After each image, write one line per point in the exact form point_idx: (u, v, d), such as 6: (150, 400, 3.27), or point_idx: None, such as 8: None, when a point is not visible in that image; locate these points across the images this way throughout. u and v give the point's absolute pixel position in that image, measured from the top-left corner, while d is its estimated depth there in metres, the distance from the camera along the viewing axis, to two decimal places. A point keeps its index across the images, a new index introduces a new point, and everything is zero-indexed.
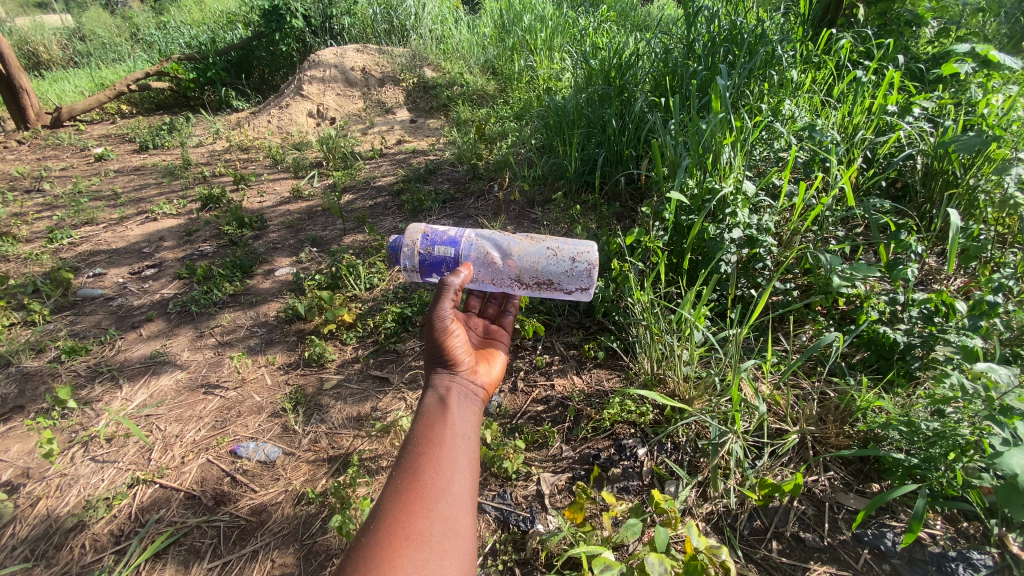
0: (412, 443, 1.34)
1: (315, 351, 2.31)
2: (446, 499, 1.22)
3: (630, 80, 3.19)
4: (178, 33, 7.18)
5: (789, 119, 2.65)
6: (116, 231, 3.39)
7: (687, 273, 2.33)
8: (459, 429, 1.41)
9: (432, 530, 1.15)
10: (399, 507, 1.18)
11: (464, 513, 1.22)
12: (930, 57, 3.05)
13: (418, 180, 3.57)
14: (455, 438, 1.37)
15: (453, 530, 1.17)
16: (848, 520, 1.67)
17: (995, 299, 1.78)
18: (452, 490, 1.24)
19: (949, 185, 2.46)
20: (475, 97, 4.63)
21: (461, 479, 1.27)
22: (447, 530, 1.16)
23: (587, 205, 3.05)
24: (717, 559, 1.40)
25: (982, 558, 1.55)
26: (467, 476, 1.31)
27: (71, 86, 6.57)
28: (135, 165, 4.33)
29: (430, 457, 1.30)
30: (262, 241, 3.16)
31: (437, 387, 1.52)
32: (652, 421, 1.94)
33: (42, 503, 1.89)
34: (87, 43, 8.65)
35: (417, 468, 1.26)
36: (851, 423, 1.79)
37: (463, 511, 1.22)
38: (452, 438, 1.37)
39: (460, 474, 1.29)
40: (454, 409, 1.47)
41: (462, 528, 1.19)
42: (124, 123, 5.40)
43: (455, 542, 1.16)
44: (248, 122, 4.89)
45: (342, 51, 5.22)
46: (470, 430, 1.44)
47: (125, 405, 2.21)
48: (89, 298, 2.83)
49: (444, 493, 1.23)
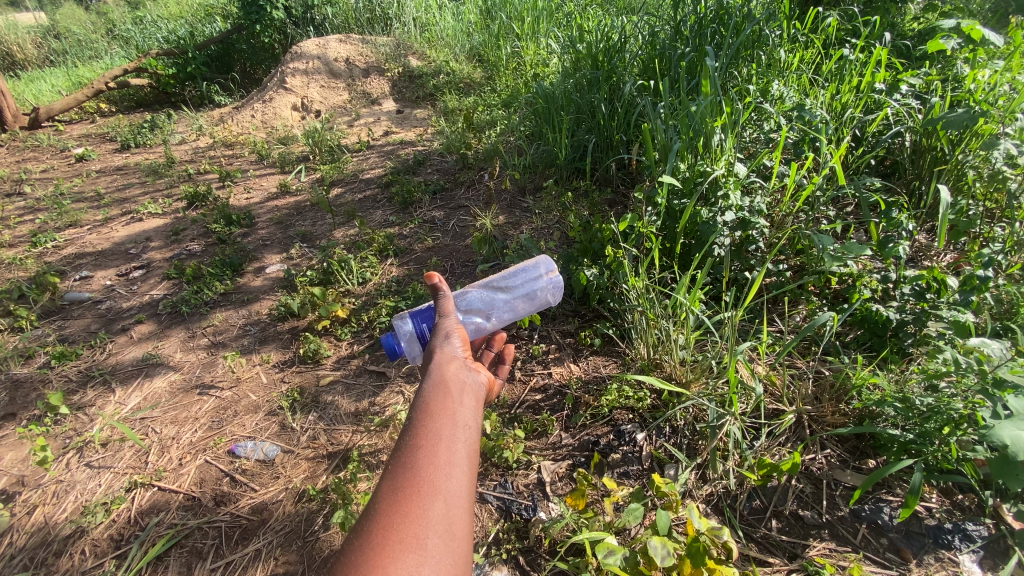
0: (407, 433, 1.23)
1: (310, 347, 2.29)
2: (446, 494, 1.11)
3: (618, 64, 3.16)
4: (155, 27, 7.00)
5: (778, 100, 2.64)
6: (101, 232, 3.33)
7: (681, 258, 2.33)
8: (461, 417, 1.30)
9: (428, 530, 1.04)
10: (393, 505, 1.07)
11: (461, 510, 1.12)
12: (915, 34, 3.04)
13: (407, 172, 3.53)
14: (454, 427, 1.25)
15: (451, 530, 1.07)
16: (845, 496, 1.69)
17: (986, 273, 1.83)
18: (450, 485, 1.13)
19: (938, 162, 2.47)
20: (462, 86, 4.58)
21: (459, 473, 1.16)
22: (444, 531, 1.06)
23: (578, 192, 3.04)
24: (719, 540, 1.41)
25: (977, 529, 1.58)
26: (466, 469, 1.20)
27: (48, 86, 6.41)
28: (118, 164, 4.24)
29: (427, 448, 1.18)
30: (251, 238, 3.12)
31: (434, 373, 1.41)
32: (650, 406, 1.94)
33: (40, 510, 1.87)
34: (62, 41, 8.44)
35: (413, 461, 1.15)
36: (847, 401, 1.81)
37: (460, 509, 1.12)
38: (451, 427, 1.25)
39: (459, 467, 1.18)
40: (454, 395, 1.35)
41: (459, 529, 1.09)
42: (104, 122, 5.28)
43: (452, 543, 1.05)
44: (231, 117, 4.81)
45: (324, 42, 5.13)
46: (470, 418, 1.32)
47: (119, 408, 2.19)
48: (76, 302, 2.78)
49: (442, 488, 1.12)
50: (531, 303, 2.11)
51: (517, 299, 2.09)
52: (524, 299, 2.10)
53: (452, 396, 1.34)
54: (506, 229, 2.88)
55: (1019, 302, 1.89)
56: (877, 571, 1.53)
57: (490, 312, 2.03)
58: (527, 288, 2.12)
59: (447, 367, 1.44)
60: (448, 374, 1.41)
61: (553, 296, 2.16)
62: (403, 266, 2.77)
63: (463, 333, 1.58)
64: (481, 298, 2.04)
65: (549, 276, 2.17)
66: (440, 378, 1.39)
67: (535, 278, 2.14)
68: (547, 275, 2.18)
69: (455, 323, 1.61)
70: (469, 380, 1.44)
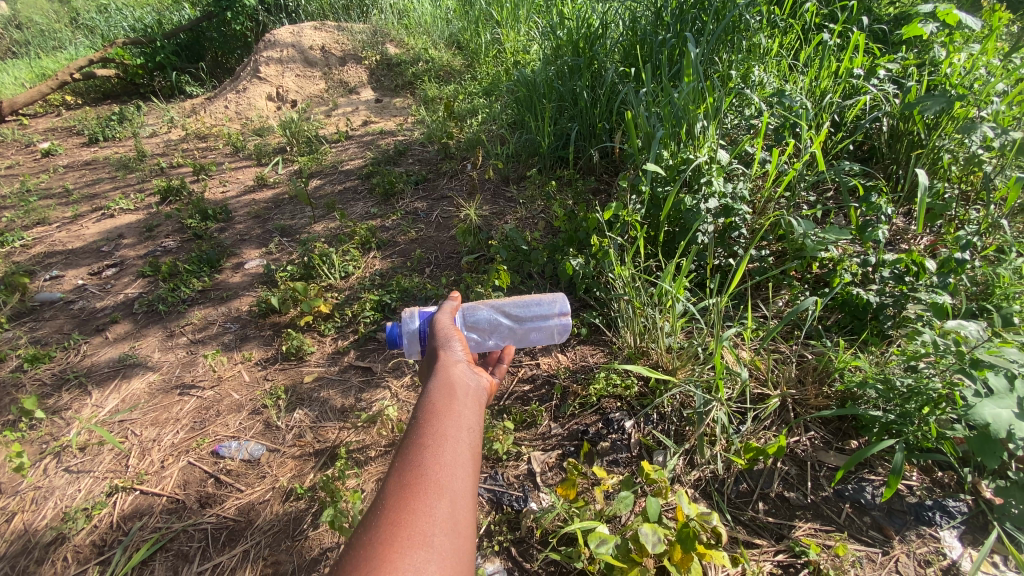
0: (412, 433, 1.22)
1: (293, 344, 2.24)
2: (450, 495, 1.09)
3: (599, 51, 3.13)
4: (120, 15, 6.73)
5: (759, 86, 2.65)
6: (71, 230, 3.21)
7: (665, 246, 2.34)
8: (465, 419, 1.28)
9: (434, 528, 1.02)
10: (399, 503, 1.05)
11: (465, 511, 1.10)
12: (892, 18, 3.07)
13: (387, 163, 3.47)
14: (458, 429, 1.24)
15: (456, 530, 1.05)
16: (829, 477, 1.73)
17: (963, 256, 1.88)
18: (454, 485, 1.12)
19: (915, 146, 2.52)
20: (442, 74, 4.51)
21: (464, 474, 1.15)
22: (450, 531, 1.04)
23: (562, 180, 3.03)
24: (709, 525, 1.43)
25: (956, 505, 1.63)
26: (470, 471, 1.18)
27: (9, 78, 6.14)
28: (86, 159, 4.09)
29: (432, 448, 1.17)
30: (229, 233, 3.05)
31: (438, 376, 1.40)
32: (638, 393, 1.96)
33: (18, 518, 1.81)
34: (23, 31, 8.07)
35: (419, 461, 1.14)
36: (829, 384, 1.85)
37: (465, 510, 1.10)
38: (455, 429, 1.24)
39: (463, 468, 1.16)
40: (457, 398, 1.34)
41: (463, 529, 1.07)
42: (71, 114, 5.08)
43: (457, 543, 1.03)
44: (204, 108, 4.66)
45: (298, 29, 4.98)
46: (473, 422, 1.31)
47: (96, 411, 2.13)
48: (47, 303, 2.69)
49: (447, 488, 1.10)
50: (533, 337, 2.05)
51: (520, 330, 2.03)
52: (527, 332, 2.04)
53: (455, 399, 1.33)
54: (490, 220, 2.85)
55: (993, 283, 1.94)
56: (861, 549, 1.57)
57: (490, 333, 2.00)
58: (535, 322, 2.04)
59: (450, 370, 1.43)
60: (451, 377, 1.40)
61: (557, 336, 2.08)
62: (386, 259, 2.73)
63: (465, 341, 1.59)
64: (488, 319, 1.99)
65: (560, 317, 2.05)
66: (444, 381, 1.38)
67: (545, 316, 2.04)
68: (559, 314, 2.06)
69: (458, 331, 1.61)
70: (472, 384, 1.43)
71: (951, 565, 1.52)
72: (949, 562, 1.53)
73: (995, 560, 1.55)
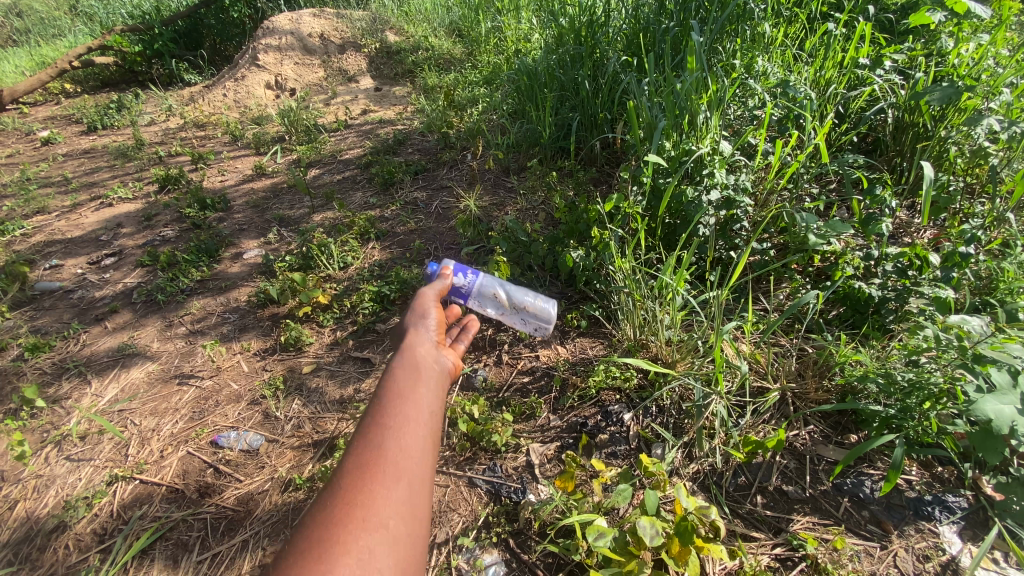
0: (374, 412, 1.20)
1: (292, 335, 2.23)
2: (407, 479, 1.10)
3: (602, 39, 3.09)
4: (118, 2, 6.66)
5: (762, 76, 2.61)
6: (69, 219, 3.20)
7: (666, 238, 2.32)
8: (428, 401, 1.27)
9: (389, 513, 1.04)
10: (355, 484, 1.05)
11: (421, 494, 1.11)
12: (898, 7, 3.02)
13: (387, 152, 3.44)
14: (420, 411, 1.23)
15: (410, 514, 1.07)
16: (828, 471, 1.73)
17: (967, 250, 1.86)
18: (412, 468, 1.12)
19: (920, 139, 2.49)
20: (442, 62, 4.47)
21: (422, 458, 1.15)
22: (404, 515, 1.06)
23: (563, 171, 3.01)
24: (707, 518, 1.42)
25: (956, 501, 1.63)
26: (428, 455, 1.18)
27: (7, 65, 6.08)
28: (84, 147, 4.06)
29: (392, 429, 1.16)
30: (228, 222, 3.03)
31: (405, 354, 1.38)
32: (637, 386, 1.95)
33: (19, 506, 1.81)
34: (23, 18, 7.97)
35: (378, 441, 1.13)
36: (829, 377, 1.84)
37: (421, 493, 1.11)
38: (417, 410, 1.22)
39: (422, 452, 1.16)
40: (422, 377, 1.32)
41: (417, 513, 1.09)
42: (69, 102, 5.04)
43: (410, 526, 1.06)
44: (203, 96, 4.62)
45: (297, 16, 4.91)
46: (435, 404, 1.29)
47: (96, 400, 2.13)
48: (46, 292, 2.68)
49: (405, 471, 1.11)
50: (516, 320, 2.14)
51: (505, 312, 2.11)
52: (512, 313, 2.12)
53: (420, 379, 1.31)
54: (490, 211, 2.83)
55: (997, 277, 1.93)
56: (859, 543, 1.57)
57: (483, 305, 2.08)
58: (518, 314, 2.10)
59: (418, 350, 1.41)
60: (418, 357, 1.39)
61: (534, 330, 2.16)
62: (386, 249, 2.72)
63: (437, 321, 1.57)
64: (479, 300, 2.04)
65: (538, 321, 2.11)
66: (409, 362, 1.36)
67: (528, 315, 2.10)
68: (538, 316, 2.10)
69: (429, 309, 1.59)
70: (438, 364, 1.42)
71: (951, 560, 1.52)
72: (949, 557, 1.53)
73: (994, 556, 1.55)
